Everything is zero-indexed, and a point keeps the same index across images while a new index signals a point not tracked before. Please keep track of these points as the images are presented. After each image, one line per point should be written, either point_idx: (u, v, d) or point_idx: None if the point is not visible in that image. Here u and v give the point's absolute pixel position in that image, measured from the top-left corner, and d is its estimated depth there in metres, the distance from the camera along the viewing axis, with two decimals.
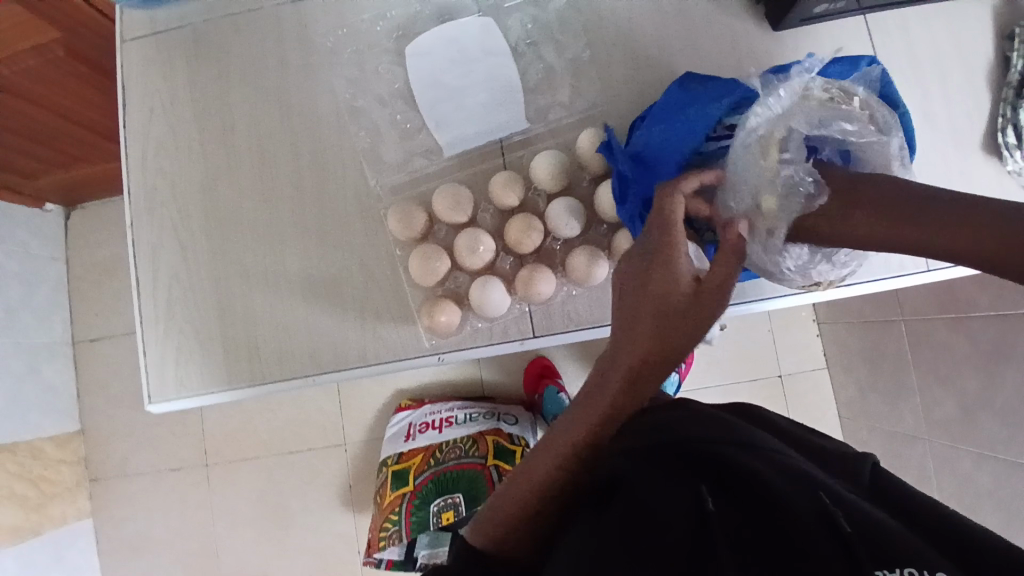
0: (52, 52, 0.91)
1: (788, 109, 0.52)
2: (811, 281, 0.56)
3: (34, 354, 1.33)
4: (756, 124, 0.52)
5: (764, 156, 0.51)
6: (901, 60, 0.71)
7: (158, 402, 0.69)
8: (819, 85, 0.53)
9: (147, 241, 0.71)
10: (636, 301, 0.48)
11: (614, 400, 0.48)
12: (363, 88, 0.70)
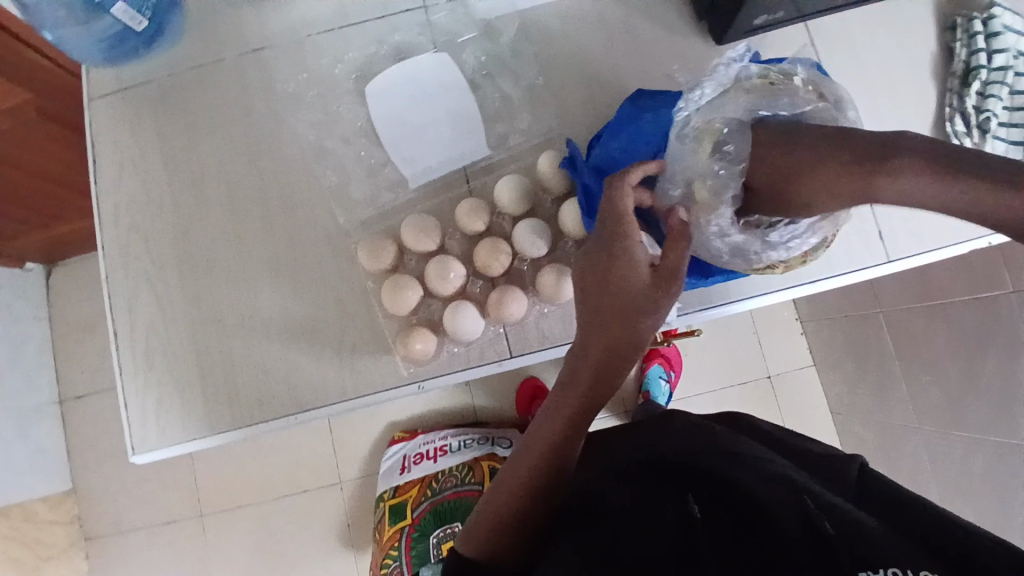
0: (24, 115, 0.93)
1: (720, 104, 0.53)
2: (758, 262, 0.53)
3: (22, 416, 1.32)
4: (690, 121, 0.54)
5: (698, 148, 0.52)
6: (843, 64, 0.74)
7: (142, 452, 0.69)
8: (755, 73, 0.54)
9: (123, 293, 0.71)
10: (599, 293, 0.49)
11: (590, 395, 0.50)
12: (328, 130, 0.73)
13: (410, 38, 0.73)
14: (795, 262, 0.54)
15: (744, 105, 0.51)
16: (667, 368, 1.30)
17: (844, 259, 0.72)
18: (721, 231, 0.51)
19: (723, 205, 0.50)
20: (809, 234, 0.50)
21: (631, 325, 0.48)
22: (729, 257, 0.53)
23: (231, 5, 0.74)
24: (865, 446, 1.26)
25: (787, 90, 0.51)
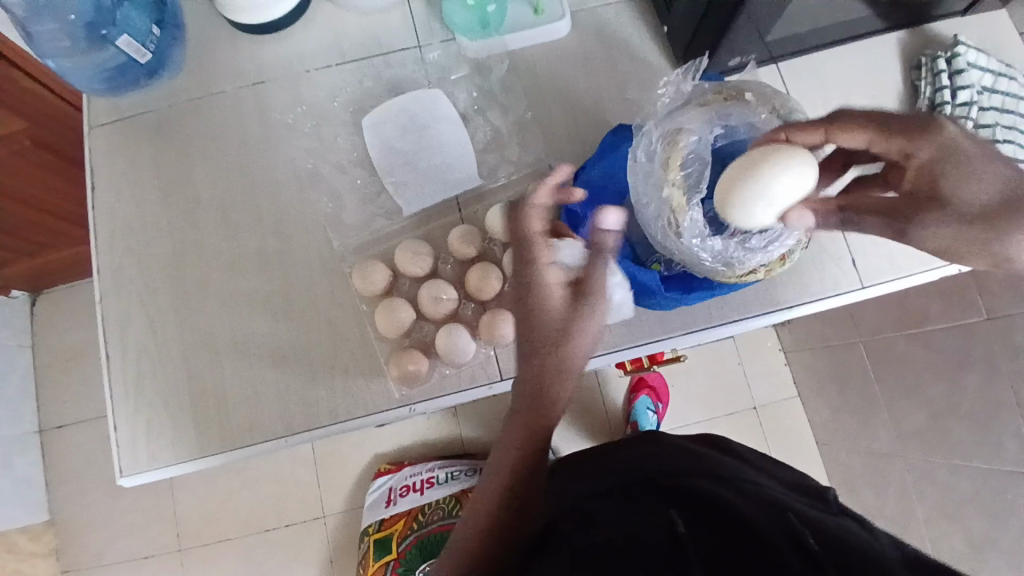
0: (19, 144, 0.95)
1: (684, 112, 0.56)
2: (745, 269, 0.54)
3: (4, 446, 1.31)
4: (659, 128, 0.57)
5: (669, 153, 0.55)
6: (814, 102, 0.79)
7: (129, 475, 0.69)
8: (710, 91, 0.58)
9: (115, 318, 0.72)
10: (525, 321, 0.49)
11: (537, 422, 0.49)
12: (322, 159, 0.75)
13: (404, 73, 0.77)
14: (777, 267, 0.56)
15: (705, 118, 0.56)
16: (654, 399, 1.32)
17: (819, 284, 0.73)
18: (697, 234, 0.54)
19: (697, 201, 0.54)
20: (787, 236, 0.53)
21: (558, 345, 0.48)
22: (716, 268, 0.55)
23: (231, 42, 0.78)
24: (851, 474, 1.27)
25: (741, 103, 0.57)
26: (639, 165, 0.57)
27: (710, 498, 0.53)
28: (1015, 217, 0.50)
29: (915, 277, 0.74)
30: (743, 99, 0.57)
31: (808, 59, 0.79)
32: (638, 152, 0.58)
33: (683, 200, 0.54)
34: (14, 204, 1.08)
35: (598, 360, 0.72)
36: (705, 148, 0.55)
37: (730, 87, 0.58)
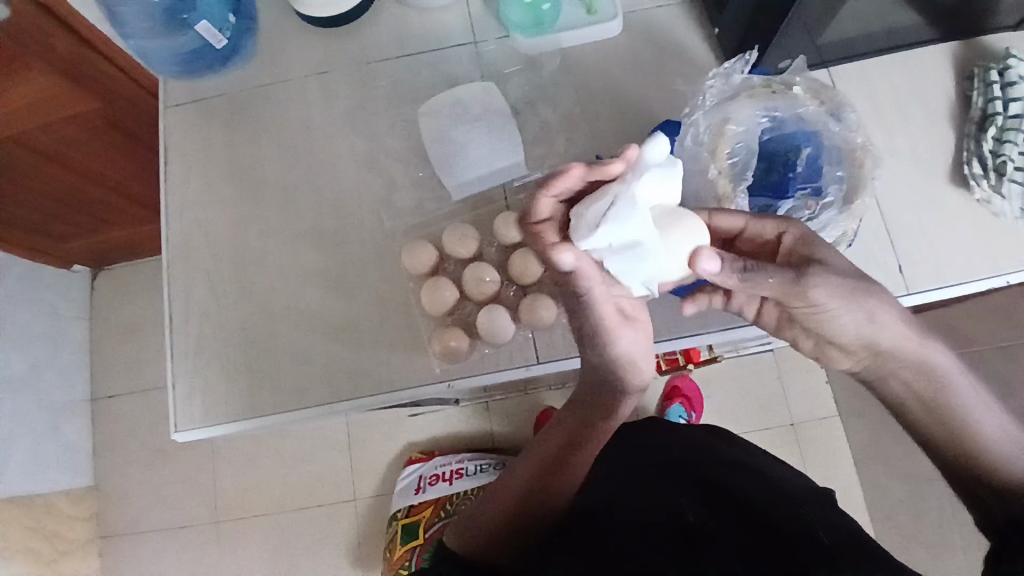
0: (91, 122, 1.02)
1: (730, 106, 0.60)
2: None
3: (56, 412, 1.43)
4: (701, 120, 0.61)
5: (716, 145, 0.59)
6: (861, 107, 0.79)
7: (184, 430, 0.74)
8: (757, 83, 0.61)
9: (181, 284, 0.77)
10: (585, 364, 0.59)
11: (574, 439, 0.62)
12: (379, 144, 0.79)
13: (461, 68, 0.80)
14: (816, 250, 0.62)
15: (753, 110, 0.60)
16: (686, 410, 1.34)
17: None
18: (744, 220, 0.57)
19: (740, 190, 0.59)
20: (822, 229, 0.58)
21: (621, 377, 0.59)
22: None
23: (300, 34, 0.83)
24: (896, 500, 1.26)
25: (790, 95, 0.60)
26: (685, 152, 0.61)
27: (722, 489, 0.72)
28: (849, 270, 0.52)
29: (955, 288, 0.75)
30: (790, 92, 0.60)
31: (857, 66, 0.80)
32: (686, 141, 0.61)
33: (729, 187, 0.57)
34: (88, 183, 1.17)
35: None
36: (753, 140, 0.59)
37: (779, 81, 0.61)
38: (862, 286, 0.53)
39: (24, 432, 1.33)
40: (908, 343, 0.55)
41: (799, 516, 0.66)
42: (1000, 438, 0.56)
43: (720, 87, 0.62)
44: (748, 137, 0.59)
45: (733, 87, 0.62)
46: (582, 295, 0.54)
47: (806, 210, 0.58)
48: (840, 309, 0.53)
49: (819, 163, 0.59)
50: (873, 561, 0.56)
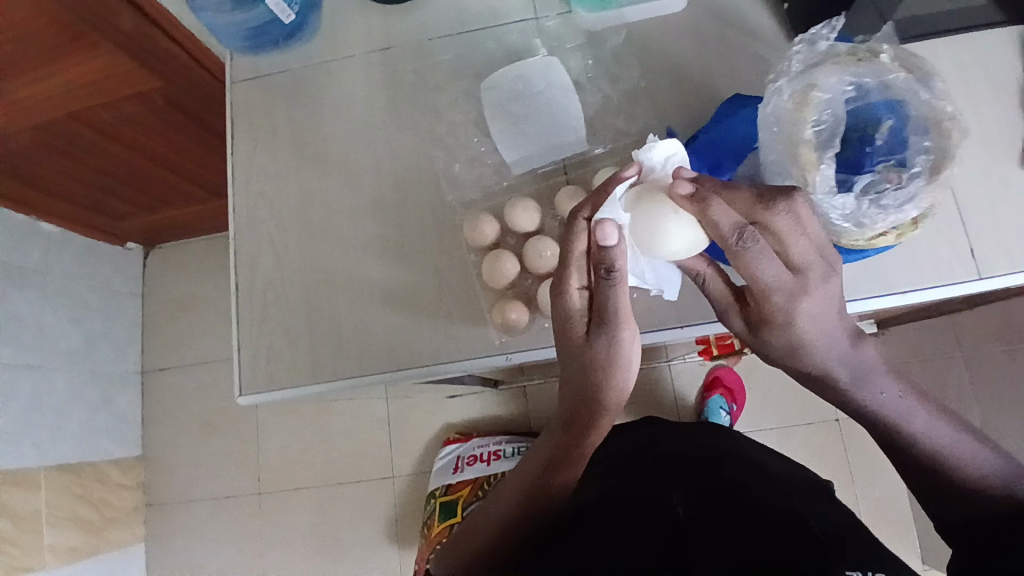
0: (153, 101, 1.01)
1: (815, 72, 0.58)
2: (865, 228, 0.57)
3: (108, 383, 1.48)
4: (785, 86, 0.58)
5: (801, 111, 0.56)
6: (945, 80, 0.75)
7: (248, 394, 0.76)
8: (843, 50, 0.59)
9: (246, 252, 0.80)
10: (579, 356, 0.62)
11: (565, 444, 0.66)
12: (441, 119, 0.80)
13: (524, 43, 0.80)
14: (907, 229, 0.59)
15: (840, 77, 0.57)
16: (729, 400, 1.37)
17: (932, 272, 0.72)
18: (829, 191, 0.55)
19: (829, 162, 0.55)
20: (912, 205, 0.55)
21: (613, 382, 0.63)
22: (843, 226, 0.56)
23: (362, 9, 0.84)
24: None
25: (877, 63, 0.58)
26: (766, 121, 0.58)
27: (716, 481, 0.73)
28: (797, 342, 0.59)
29: None
30: (879, 59, 0.58)
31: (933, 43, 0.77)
32: (767, 109, 0.59)
33: (813, 156, 0.55)
34: (149, 164, 1.21)
35: (701, 326, 0.72)
36: (838, 109, 0.56)
37: (866, 49, 0.59)
38: (801, 351, 0.60)
39: (78, 401, 1.39)
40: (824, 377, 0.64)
41: (788, 503, 0.68)
42: (946, 450, 0.61)
43: (805, 54, 0.61)
44: (835, 103, 0.57)
45: (818, 54, 0.60)
46: (616, 272, 0.54)
47: (888, 182, 0.56)
48: (766, 351, 0.62)
49: (901, 137, 0.58)
50: (860, 555, 0.59)
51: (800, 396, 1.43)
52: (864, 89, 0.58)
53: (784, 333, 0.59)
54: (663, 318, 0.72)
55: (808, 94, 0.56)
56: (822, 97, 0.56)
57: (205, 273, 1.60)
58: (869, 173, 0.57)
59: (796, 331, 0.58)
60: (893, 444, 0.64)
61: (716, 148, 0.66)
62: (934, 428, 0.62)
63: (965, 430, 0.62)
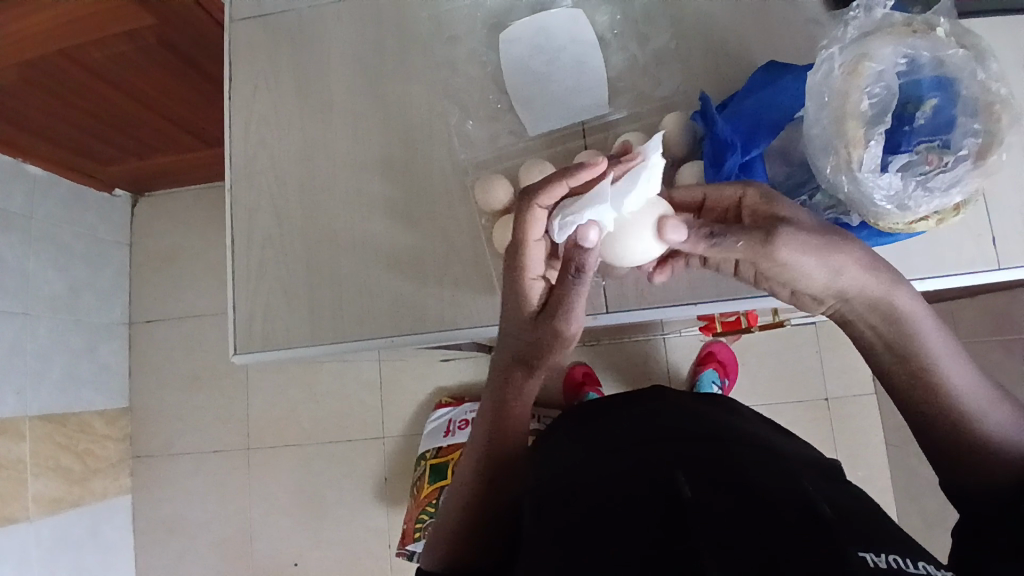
0: (144, 40, 0.94)
1: (869, 41, 0.55)
2: (906, 210, 0.54)
3: (93, 333, 1.45)
4: (837, 53, 0.55)
5: (851, 82, 0.54)
6: (1002, 55, 0.70)
7: (243, 353, 0.74)
8: (898, 20, 0.56)
9: (245, 205, 0.76)
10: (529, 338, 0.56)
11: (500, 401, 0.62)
12: (455, 71, 0.75)
13: None
14: (949, 215, 0.57)
15: (894, 50, 0.55)
16: (721, 375, 1.36)
17: (954, 259, 0.69)
18: (875, 169, 0.53)
19: (876, 140, 0.53)
20: (954, 189, 0.54)
21: (561, 348, 0.57)
22: (885, 207, 0.54)
23: None
24: (924, 486, 1.24)
25: (933, 36, 0.55)
26: (812, 91, 0.56)
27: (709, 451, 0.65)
28: (813, 228, 0.52)
29: None
30: (935, 33, 0.55)
31: (1010, 21, 0.70)
32: (815, 77, 0.56)
33: (860, 132, 0.53)
34: (139, 109, 1.14)
35: (715, 303, 0.69)
36: (890, 82, 0.54)
37: (923, 20, 0.56)
38: (829, 238, 0.52)
39: (61, 350, 1.36)
40: (875, 291, 0.53)
41: (796, 485, 0.59)
42: (970, 396, 0.53)
43: (860, 21, 0.57)
44: (886, 77, 0.54)
45: (873, 23, 0.57)
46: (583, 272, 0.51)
47: (926, 165, 0.54)
48: (808, 263, 0.52)
49: (946, 116, 0.55)
50: (875, 541, 0.51)
51: (792, 375, 1.43)
52: (917, 64, 0.55)
53: (794, 219, 0.53)
54: (676, 293, 0.70)
55: (860, 64, 0.54)
56: (873, 69, 0.54)
57: (193, 223, 1.54)
58: (908, 153, 0.55)
59: (797, 213, 0.53)
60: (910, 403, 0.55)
61: (751, 115, 0.62)
62: (959, 368, 0.54)
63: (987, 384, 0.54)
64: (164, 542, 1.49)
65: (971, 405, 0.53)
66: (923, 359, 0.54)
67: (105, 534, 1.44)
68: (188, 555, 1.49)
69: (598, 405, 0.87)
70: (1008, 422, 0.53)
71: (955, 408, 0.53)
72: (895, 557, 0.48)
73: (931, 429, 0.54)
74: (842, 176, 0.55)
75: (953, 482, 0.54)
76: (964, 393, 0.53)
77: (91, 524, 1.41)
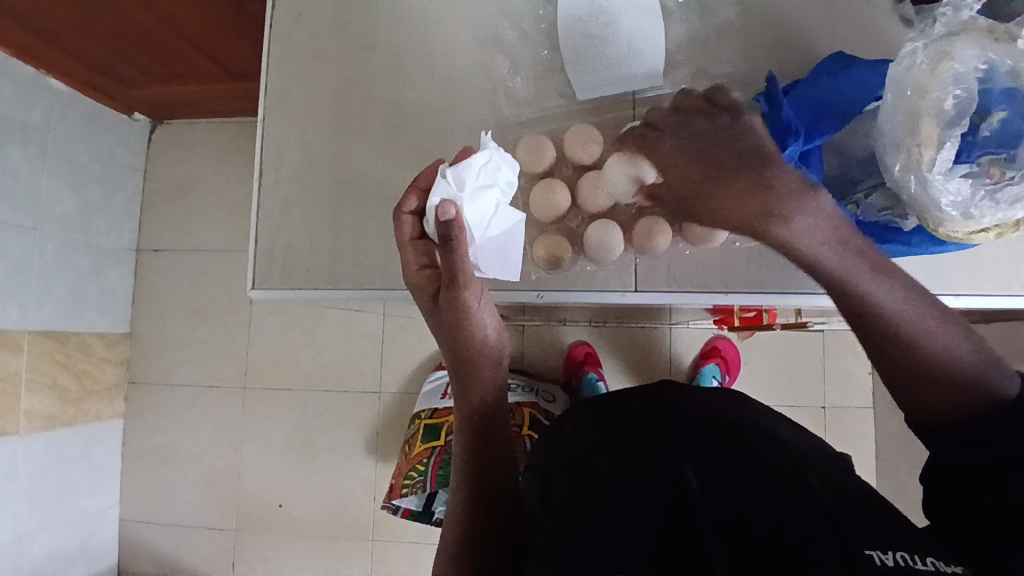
0: None
1: (954, 40, 0.53)
2: (968, 219, 0.54)
3: (101, 256, 1.43)
4: (916, 51, 0.54)
5: (931, 80, 0.52)
6: None
7: (260, 289, 0.73)
8: (982, 25, 0.54)
9: (276, 139, 0.75)
10: (445, 325, 0.63)
11: (457, 383, 0.68)
12: (507, 25, 0.72)
13: None
14: (1008, 230, 0.55)
15: (977, 52, 0.52)
16: (723, 370, 1.36)
17: (993, 280, 0.68)
18: (946, 172, 0.52)
19: (949, 143, 0.52)
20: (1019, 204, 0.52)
21: (477, 334, 0.64)
22: (949, 213, 0.54)
23: None
24: (908, 500, 1.25)
25: (1014, 46, 0.52)
26: (889, 85, 0.55)
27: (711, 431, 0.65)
28: (695, 172, 0.57)
29: None
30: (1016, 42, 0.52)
31: None
32: (894, 71, 0.55)
33: (935, 133, 0.52)
34: (166, 31, 1.10)
35: (749, 296, 0.68)
36: (972, 85, 0.51)
37: (1005, 29, 0.53)
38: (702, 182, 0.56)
39: (68, 269, 1.35)
40: (842, 272, 0.53)
41: (801, 479, 0.57)
42: (960, 359, 0.50)
43: (947, 19, 0.55)
44: (966, 79, 0.52)
45: (959, 23, 0.54)
46: (457, 249, 0.56)
47: (987, 178, 0.52)
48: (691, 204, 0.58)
49: (1016, 130, 0.50)
50: (884, 536, 0.48)
51: (793, 378, 1.42)
52: (995, 71, 0.52)
53: (674, 166, 0.58)
54: (710, 281, 0.68)
55: (942, 62, 0.52)
56: (954, 71, 0.52)
57: (210, 156, 1.52)
58: (968, 164, 0.52)
59: (674, 160, 0.58)
60: (900, 395, 0.52)
61: (819, 103, 0.60)
62: (951, 337, 0.51)
63: (973, 342, 0.51)
64: (154, 469, 1.51)
65: (905, 324, 0.51)
66: (909, 334, 0.51)
67: (95, 454, 1.45)
68: (176, 484, 1.50)
69: (610, 395, 0.83)
70: (983, 369, 0.50)
71: (902, 343, 0.51)
72: (904, 555, 0.45)
73: (918, 408, 0.51)
74: (911, 177, 0.54)
75: (914, 417, 0.52)
76: (891, 312, 0.52)
77: (82, 445, 1.41)
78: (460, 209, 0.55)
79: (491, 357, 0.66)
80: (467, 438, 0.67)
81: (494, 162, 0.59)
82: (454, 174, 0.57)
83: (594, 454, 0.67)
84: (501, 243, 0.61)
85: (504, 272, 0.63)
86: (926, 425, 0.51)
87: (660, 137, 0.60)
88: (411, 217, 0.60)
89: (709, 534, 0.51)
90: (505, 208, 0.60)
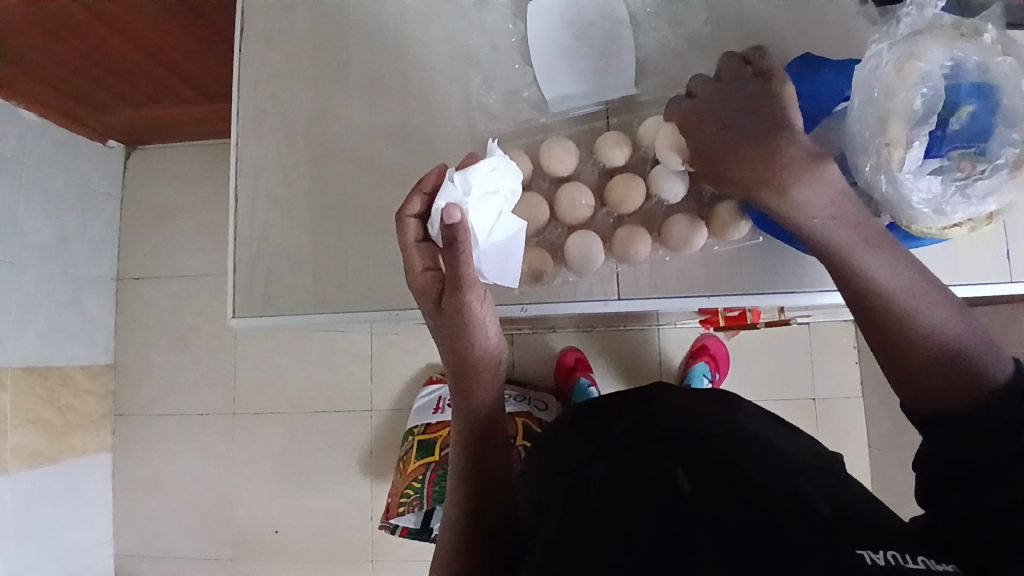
0: None
1: (918, 40, 0.54)
2: (941, 215, 0.55)
3: (80, 286, 1.41)
4: (882, 52, 0.55)
5: (899, 79, 0.53)
6: None
7: (241, 316, 0.72)
8: (947, 22, 0.55)
9: (252, 163, 0.74)
10: (445, 329, 0.62)
11: (456, 390, 0.67)
12: (479, 40, 0.72)
13: None
14: (980, 223, 0.57)
15: (941, 51, 0.53)
16: (712, 368, 1.36)
17: (971, 270, 0.69)
18: (915, 171, 0.53)
19: (918, 141, 0.52)
20: (988, 197, 0.54)
21: (478, 340, 0.63)
22: (923, 210, 0.55)
23: None
24: (900, 487, 1.26)
25: (979, 42, 0.54)
26: (857, 86, 0.55)
27: (708, 435, 0.64)
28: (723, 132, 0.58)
29: None
30: (981, 38, 0.54)
31: None
32: (862, 72, 0.55)
33: (904, 132, 0.52)
34: (139, 54, 1.09)
35: (731, 298, 0.68)
36: (939, 83, 0.52)
37: (970, 24, 0.55)
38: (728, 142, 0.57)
39: (47, 300, 1.32)
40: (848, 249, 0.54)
41: (792, 483, 0.57)
42: (958, 340, 0.50)
43: (912, 19, 0.56)
44: (934, 76, 0.52)
45: (923, 23, 0.55)
46: (461, 249, 0.56)
47: (959, 172, 0.53)
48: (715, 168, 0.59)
49: (982, 124, 0.52)
50: (874, 534, 0.49)
51: (782, 374, 1.43)
52: (962, 67, 0.53)
53: (703, 132, 0.59)
54: (691, 285, 0.68)
55: (908, 62, 0.53)
56: (921, 69, 0.52)
57: (187, 181, 1.50)
58: (940, 159, 0.53)
59: (706, 127, 0.59)
60: (898, 378, 0.53)
61: None
62: (948, 320, 0.51)
63: (973, 326, 0.51)
64: (144, 501, 1.48)
65: (905, 303, 0.52)
66: (907, 314, 0.52)
67: (83, 489, 1.42)
68: (167, 515, 1.47)
69: (608, 398, 0.83)
70: (982, 351, 0.49)
71: (899, 324, 0.52)
72: (893, 554, 0.46)
73: (913, 394, 0.52)
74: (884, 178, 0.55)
75: (908, 402, 0.52)
76: (891, 290, 0.52)
77: (69, 480, 1.38)
78: (464, 213, 0.56)
79: (490, 364, 0.65)
80: (462, 447, 0.67)
81: (501, 169, 0.59)
82: (461, 178, 0.57)
83: (586, 459, 0.66)
84: (501, 250, 0.61)
85: (504, 278, 0.63)
86: (922, 413, 0.51)
87: (696, 106, 0.60)
88: (414, 220, 0.61)
89: (696, 534, 0.51)
90: (508, 216, 0.60)
